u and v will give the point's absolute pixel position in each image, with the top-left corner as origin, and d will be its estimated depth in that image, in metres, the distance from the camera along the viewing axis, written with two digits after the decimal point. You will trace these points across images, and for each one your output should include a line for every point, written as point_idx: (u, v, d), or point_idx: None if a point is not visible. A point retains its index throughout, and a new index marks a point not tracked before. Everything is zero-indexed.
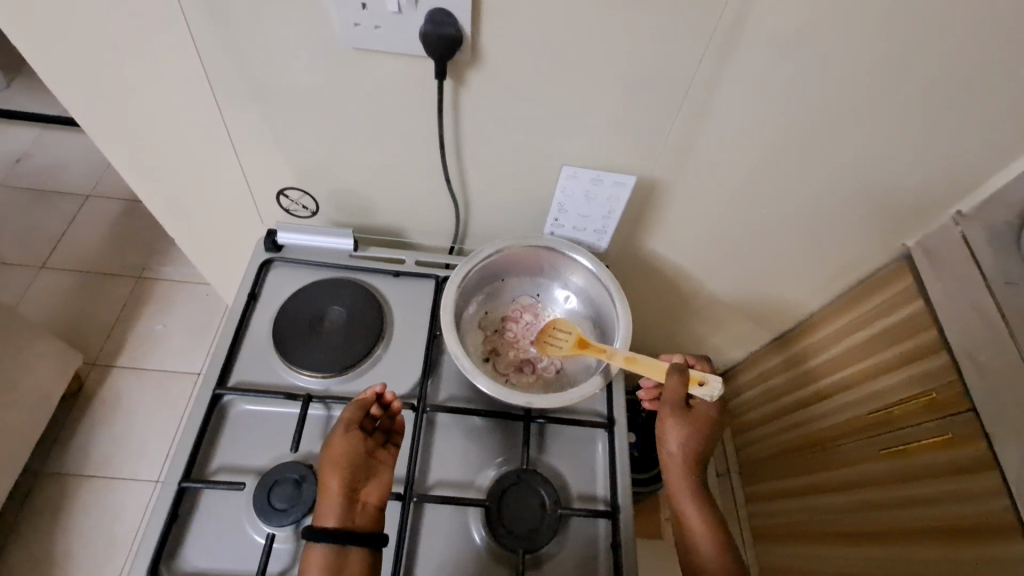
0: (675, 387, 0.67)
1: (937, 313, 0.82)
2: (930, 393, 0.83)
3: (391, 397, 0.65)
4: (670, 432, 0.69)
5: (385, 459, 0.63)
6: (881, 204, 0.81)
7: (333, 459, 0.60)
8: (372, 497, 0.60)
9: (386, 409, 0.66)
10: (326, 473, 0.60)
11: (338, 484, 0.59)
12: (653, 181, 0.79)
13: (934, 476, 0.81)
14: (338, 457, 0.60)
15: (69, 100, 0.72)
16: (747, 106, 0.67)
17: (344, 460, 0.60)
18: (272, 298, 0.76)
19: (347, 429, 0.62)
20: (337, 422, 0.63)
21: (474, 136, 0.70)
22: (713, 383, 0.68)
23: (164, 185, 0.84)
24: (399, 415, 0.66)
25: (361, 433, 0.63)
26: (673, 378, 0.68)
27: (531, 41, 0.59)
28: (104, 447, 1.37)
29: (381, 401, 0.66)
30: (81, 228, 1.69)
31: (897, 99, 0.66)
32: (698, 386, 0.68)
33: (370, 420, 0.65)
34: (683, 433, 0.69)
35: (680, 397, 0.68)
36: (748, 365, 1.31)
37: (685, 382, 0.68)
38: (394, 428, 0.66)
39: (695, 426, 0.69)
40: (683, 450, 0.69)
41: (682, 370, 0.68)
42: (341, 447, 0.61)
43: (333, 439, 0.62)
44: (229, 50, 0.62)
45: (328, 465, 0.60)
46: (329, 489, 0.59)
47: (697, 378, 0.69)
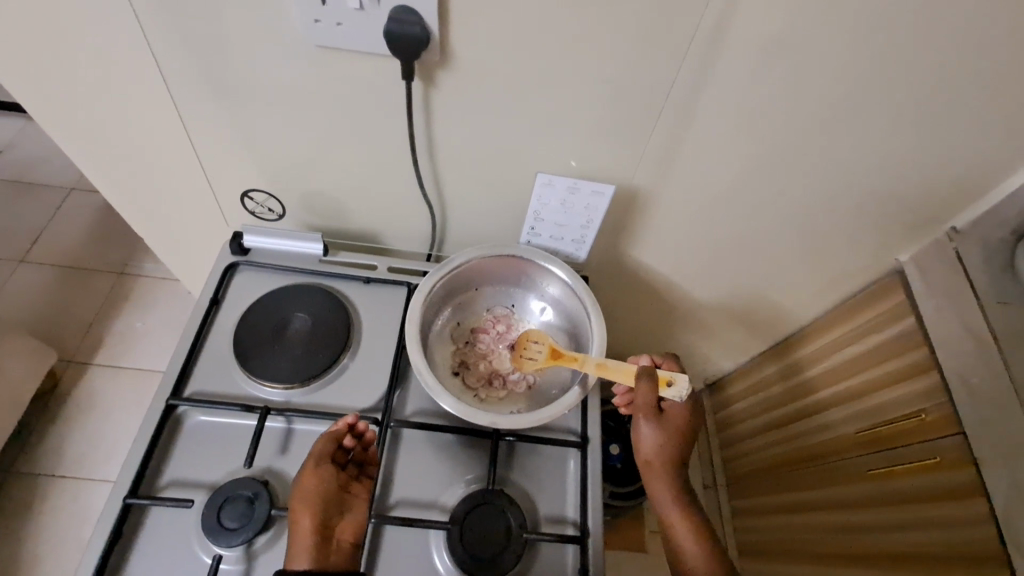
0: (644, 393, 0.65)
1: (929, 332, 0.79)
2: (921, 413, 0.80)
3: (364, 427, 0.63)
4: (645, 440, 0.66)
5: (360, 492, 0.62)
6: (872, 217, 0.78)
7: (304, 495, 0.58)
8: (347, 533, 0.58)
9: (358, 439, 0.63)
10: (297, 511, 0.57)
11: (311, 523, 0.56)
12: (636, 189, 0.76)
13: (921, 499, 0.79)
14: (310, 494, 0.58)
15: (22, 97, 0.69)
16: (731, 113, 0.64)
17: (317, 497, 0.58)
18: (236, 303, 0.73)
19: (318, 463, 0.60)
20: (308, 455, 0.60)
21: (446, 140, 0.67)
22: (682, 381, 0.65)
23: (126, 185, 0.81)
24: (372, 446, 0.64)
25: (333, 467, 0.60)
26: (641, 384, 0.65)
27: (501, 41, 0.56)
28: (77, 447, 1.33)
29: (354, 432, 0.63)
30: (63, 222, 1.66)
31: (886, 111, 0.63)
32: (667, 387, 0.65)
33: (342, 451, 0.63)
34: (662, 447, 0.66)
35: (650, 402, 0.65)
36: (738, 377, 1.28)
37: (653, 386, 0.65)
38: (367, 460, 0.63)
39: (674, 433, 0.67)
40: (661, 450, 0.66)
41: (650, 374, 0.65)
42: (312, 482, 0.58)
43: (304, 474, 0.59)
44: (183, 45, 0.59)
45: (299, 502, 0.57)
46: (301, 529, 0.56)
47: (666, 378, 0.66)
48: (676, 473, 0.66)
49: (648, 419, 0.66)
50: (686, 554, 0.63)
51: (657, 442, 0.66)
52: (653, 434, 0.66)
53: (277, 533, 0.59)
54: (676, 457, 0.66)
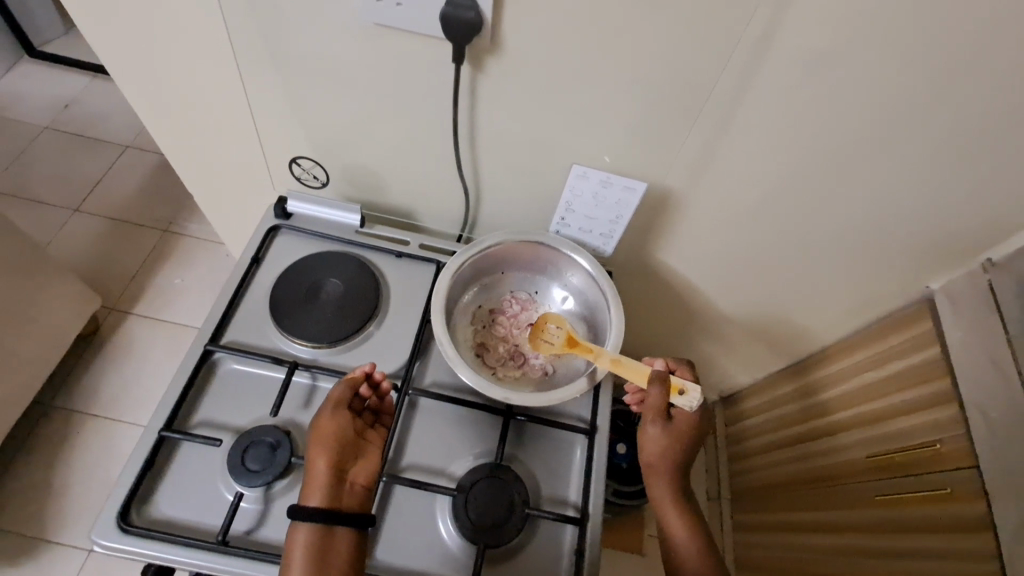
0: (655, 396, 0.66)
1: (953, 362, 0.78)
2: (934, 444, 0.79)
3: (380, 376, 0.66)
4: (651, 442, 0.67)
5: (373, 440, 0.65)
6: (905, 240, 0.78)
7: (321, 437, 0.61)
8: (360, 477, 0.61)
9: (374, 389, 0.67)
10: (313, 452, 0.60)
11: (327, 464, 0.59)
12: (669, 191, 0.77)
13: (927, 529, 0.78)
14: (327, 437, 0.60)
15: (102, 52, 0.74)
16: (769, 123, 0.65)
17: (333, 439, 0.61)
18: (274, 263, 0.77)
19: (335, 409, 0.63)
20: (326, 402, 0.63)
21: (489, 125, 0.70)
22: (693, 391, 0.67)
23: (185, 143, 0.86)
24: (387, 397, 0.68)
25: (349, 413, 0.63)
26: (654, 387, 0.66)
27: (552, 33, 0.58)
28: (111, 391, 1.41)
29: (370, 381, 0.67)
30: (117, 177, 1.75)
31: (928, 135, 0.63)
32: (677, 395, 0.66)
33: (358, 400, 0.66)
34: (668, 452, 0.67)
35: (660, 407, 0.66)
36: (753, 393, 1.28)
37: (665, 393, 0.66)
38: (382, 410, 0.68)
39: (680, 441, 0.67)
40: (667, 456, 0.67)
41: (663, 379, 0.66)
42: (330, 426, 0.61)
43: (322, 418, 0.62)
44: (252, 13, 0.63)
45: (317, 443, 0.60)
46: (316, 469, 0.58)
47: (677, 386, 0.67)
48: (680, 480, 0.67)
49: (655, 423, 0.67)
50: (686, 560, 0.64)
51: (663, 447, 0.67)
52: (660, 439, 0.67)
53: (294, 480, 0.63)
54: (679, 462, 0.67)
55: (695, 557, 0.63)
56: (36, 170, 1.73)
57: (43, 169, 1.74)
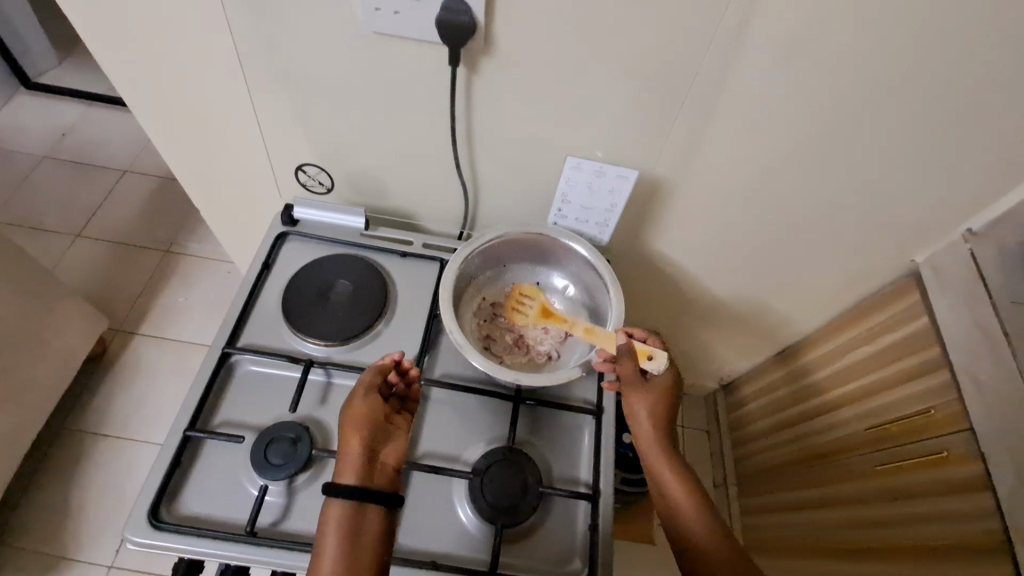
0: (625, 366, 0.68)
1: (942, 330, 0.82)
2: (929, 410, 0.83)
3: (409, 364, 0.69)
4: (637, 408, 0.68)
5: (403, 422, 0.67)
6: (887, 215, 0.81)
7: (352, 420, 0.63)
8: (390, 458, 0.63)
9: (403, 375, 0.69)
10: (346, 433, 0.62)
11: (359, 444, 0.61)
12: (659, 179, 0.81)
13: (928, 493, 0.81)
14: (358, 420, 0.63)
15: (113, 73, 0.77)
16: (751, 107, 0.69)
17: (364, 422, 0.63)
18: (284, 268, 0.80)
19: (366, 392, 0.65)
20: (356, 386, 0.65)
21: (486, 122, 0.73)
22: (660, 355, 0.68)
23: (191, 157, 0.89)
24: (414, 383, 0.69)
25: (380, 397, 0.66)
26: (622, 358, 0.69)
27: (543, 32, 0.62)
28: (122, 410, 1.43)
29: (399, 368, 0.69)
30: (117, 201, 1.78)
31: (900, 112, 0.67)
32: (646, 360, 0.68)
33: (387, 385, 0.68)
34: (653, 414, 0.68)
35: (633, 375, 0.69)
36: (753, 377, 1.31)
37: (634, 361, 0.68)
38: (409, 396, 0.69)
39: (662, 401, 0.69)
40: (652, 418, 0.68)
41: (629, 349, 0.69)
42: (361, 409, 0.63)
43: (353, 401, 0.64)
44: (257, 27, 0.66)
45: (348, 426, 0.62)
46: (348, 450, 0.61)
47: (645, 353, 0.69)
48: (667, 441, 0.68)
49: (634, 393, 0.69)
50: (684, 517, 0.63)
51: (648, 410, 0.68)
52: (642, 403, 0.68)
53: (316, 472, 0.65)
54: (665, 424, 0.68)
55: (692, 510, 0.63)
56: (37, 197, 1.76)
57: (44, 196, 1.76)
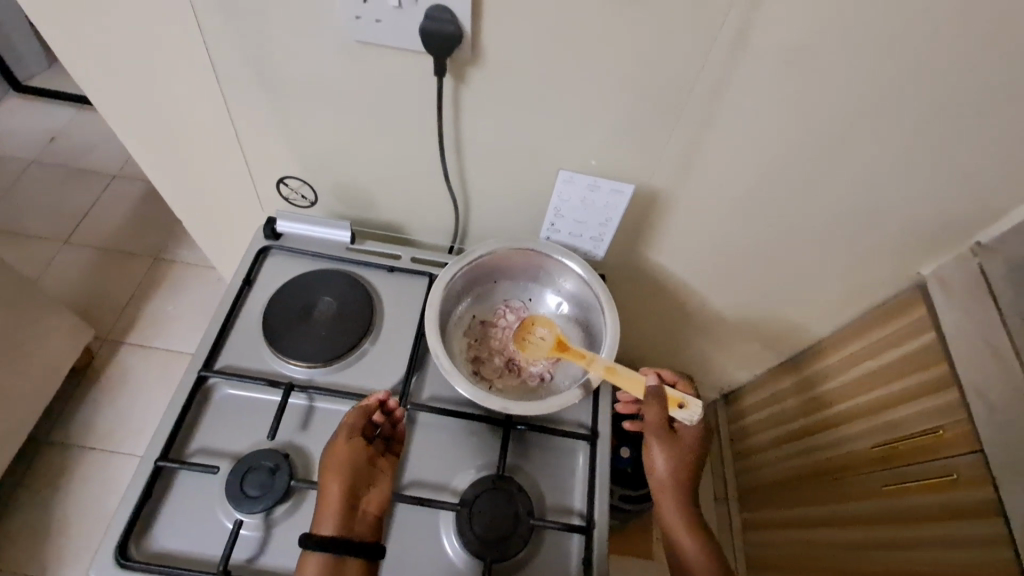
0: (653, 412, 0.66)
1: (949, 347, 0.79)
2: (937, 430, 0.80)
3: (395, 405, 0.67)
4: (658, 460, 0.67)
5: (388, 465, 0.65)
6: (892, 228, 0.78)
7: (334, 464, 0.61)
8: (372, 505, 0.61)
9: (388, 416, 0.67)
10: (327, 479, 0.60)
11: (339, 492, 0.59)
12: (656, 192, 0.77)
13: (936, 517, 0.78)
14: (340, 465, 0.61)
15: (87, 81, 0.74)
16: (752, 119, 0.66)
17: (347, 466, 0.61)
18: (266, 284, 0.77)
19: (349, 435, 0.63)
20: (340, 428, 0.63)
21: (474, 134, 0.70)
22: (694, 405, 0.66)
23: (171, 168, 0.86)
24: (400, 424, 0.67)
25: (363, 440, 0.63)
26: (650, 403, 0.66)
27: (533, 41, 0.59)
28: (108, 422, 1.40)
29: (383, 408, 0.67)
30: (106, 207, 1.74)
31: (907, 124, 0.64)
32: (678, 409, 0.66)
33: (372, 425, 0.66)
34: (674, 468, 0.67)
35: (661, 423, 0.66)
36: (753, 388, 1.27)
37: (663, 408, 0.66)
38: (394, 437, 0.67)
39: (686, 455, 0.67)
40: (672, 470, 0.67)
41: (659, 395, 0.66)
42: (343, 454, 0.61)
43: (336, 444, 0.62)
44: (233, 35, 0.63)
45: (330, 470, 0.60)
46: (329, 497, 0.59)
47: (677, 400, 0.66)
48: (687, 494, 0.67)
49: (661, 441, 0.66)
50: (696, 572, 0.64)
51: (669, 463, 0.67)
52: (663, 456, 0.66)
53: (295, 503, 0.62)
54: (686, 477, 0.67)
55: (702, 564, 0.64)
56: (24, 202, 1.73)
57: (31, 201, 1.73)
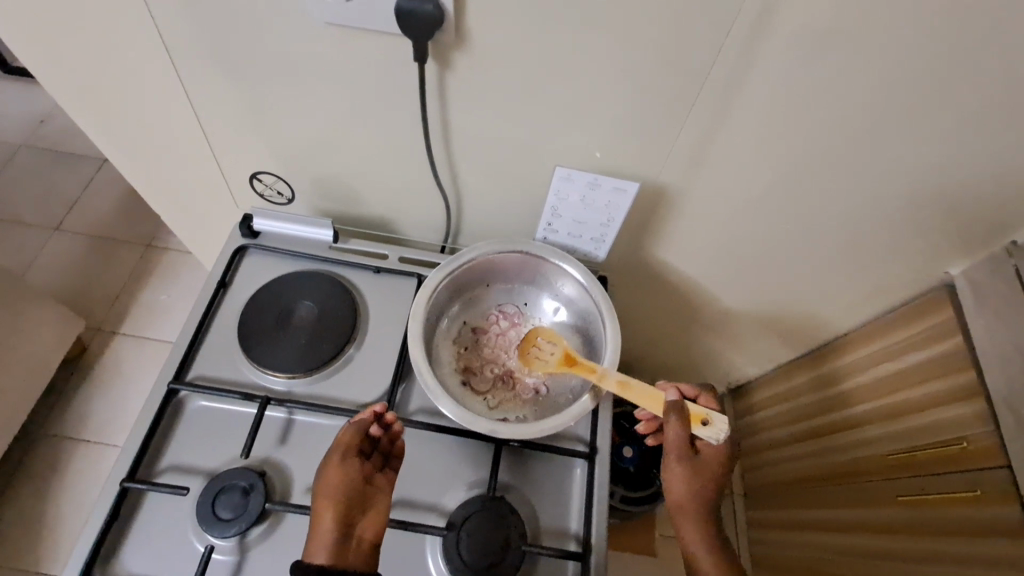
0: (674, 430, 0.60)
1: (978, 355, 0.73)
2: (960, 441, 0.74)
3: (392, 417, 0.60)
4: (676, 480, 0.61)
5: (385, 484, 0.59)
6: (921, 227, 0.72)
7: (327, 487, 0.56)
8: (368, 531, 0.55)
9: (386, 430, 0.61)
10: (320, 503, 0.55)
11: (332, 517, 0.54)
12: (663, 187, 0.71)
13: (957, 534, 0.73)
14: (333, 487, 0.55)
15: (39, 70, 0.68)
16: (770, 108, 0.59)
17: (339, 489, 0.55)
18: (243, 288, 0.72)
19: (342, 453, 0.57)
20: (333, 446, 0.58)
21: (462, 125, 0.64)
22: (719, 423, 0.61)
23: (143, 161, 0.80)
24: (400, 438, 0.61)
25: (358, 458, 0.58)
26: (671, 419, 0.61)
27: (524, 22, 0.52)
28: (101, 414, 1.38)
29: (381, 422, 0.61)
30: (96, 192, 1.69)
31: (946, 114, 0.57)
32: (701, 426, 0.61)
33: (368, 441, 0.60)
34: (694, 490, 0.60)
35: (683, 442, 0.61)
36: (763, 385, 1.22)
37: (683, 423, 0.61)
38: (393, 451, 0.61)
39: (710, 476, 0.61)
40: (693, 491, 0.60)
41: (680, 410, 0.61)
42: (336, 475, 0.56)
43: (328, 464, 0.57)
44: (192, 17, 0.57)
45: (323, 493, 0.55)
46: (321, 523, 0.54)
47: (700, 416, 0.61)
48: (710, 519, 0.60)
49: (681, 460, 0.60)
50: None
51: (691, 484, 0.60)
52: (683, 476, 0.61)
53: (272, 526, 0.58)
54: (710, 500, 0.61)
55: None
56: (13, 188, 1.68)
57: (20, 187, 1.68)
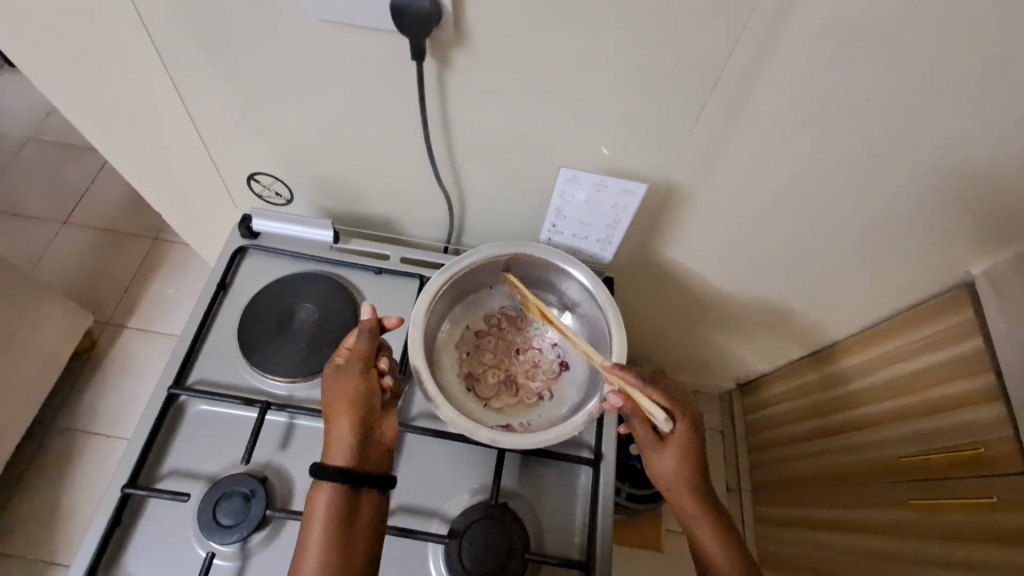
0: (638, 429, 0.60)
1: (999, 358, 0.70)
2: (978, 447, 0.72)
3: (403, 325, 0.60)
4: (658, 469, 0.59)
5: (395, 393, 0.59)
6: (943, 226, 0.69)
7: (343, 391, 0.55)
8: (385, 437, 0.56)
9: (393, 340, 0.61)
10: (337, 406, 0.54)
11: (354, 421, 0.53)
12: (673, 185, 0.69)
13: (973, 541, 0.71)
14: (350, 391, 0.55)
15: (32, 71, 0.66)
16: (784, 105, 0.56)
17: (355, 398, 0.54)
18: (243, 290, 0.71)
19: (355, 360, 0.56)
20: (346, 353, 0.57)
21: (463, 124, 0.62)
22: (658, 414, 0.57)
23: (141, 161, 0.79)
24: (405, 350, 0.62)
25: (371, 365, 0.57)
26: (632, 421, 0.61)
27: (526, 18, 0.50)
28: (111, 406, 1.39)
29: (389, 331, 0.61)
30: (103, 186, 1.69)
31: (972, 110, 0.54)
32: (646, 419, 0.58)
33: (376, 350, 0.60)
34: (678, 473, 0.57)
35: (648, 440, 0.59)
36: (773, 381, 1.20)
37: (641, 421, 0.60)
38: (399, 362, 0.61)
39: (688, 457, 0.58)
40: (678, 473, 0.57)
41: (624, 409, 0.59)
42: (353, 380, 0.55)
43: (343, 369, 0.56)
44: (182, 15, 0.55)
45: (340, 397, 0.54)
46: (342, 425, 0.53)
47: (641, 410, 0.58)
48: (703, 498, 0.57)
49: (653, 452, 0.59)
50: None
51: (671, 468, 0.58)
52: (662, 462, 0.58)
53: (273, 532, 0.58)
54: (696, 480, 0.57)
55: None
56: (21, 183, 1.68)
57: (28, 181, 1.69)
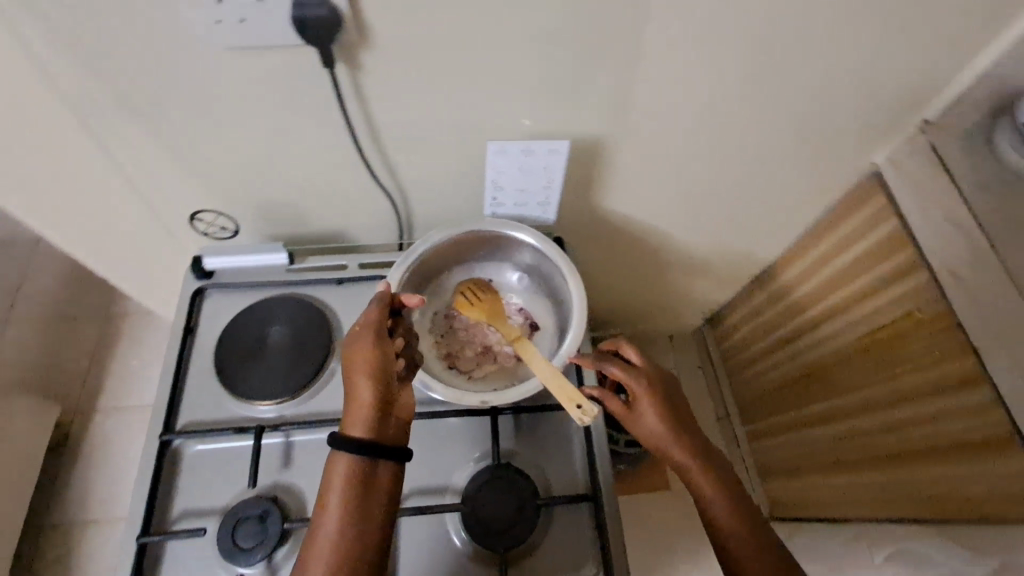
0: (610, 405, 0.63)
1: (914, 231, 0.76)
2: (912, 311, 0.78)
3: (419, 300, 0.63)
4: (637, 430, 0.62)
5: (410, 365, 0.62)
6: (838, 123, 0.76)
7: (363, 361, 0.57)
8: (402, 409, 0.59)
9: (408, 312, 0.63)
10: (357, 375, 0.57)
11: (372, 393, 0.56)
12: (594, 138, 0.73)
13: (928, 395, 0.78)
14: (370, 362, 0.57)
15: None
16: (671, 41, 0.61)
17: (375, 366, 0.57)
18: (211, 328, 0.72)
19: (374, 331, 0.59)
20: (364, 324, 0.59)
21: (387, 121, 0.65)
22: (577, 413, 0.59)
23: (76, 228, 0.79)
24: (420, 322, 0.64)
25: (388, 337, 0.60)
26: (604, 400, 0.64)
27: (419, 7, 0.53)
28: (99, 491, 1.35)
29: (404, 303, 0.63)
30: (39, 273, 1.63)
31: (831, 11, 0.60)
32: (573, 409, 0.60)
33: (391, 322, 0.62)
34: (654, 428, 0.61)
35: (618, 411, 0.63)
36: (734, 307, 1.27)
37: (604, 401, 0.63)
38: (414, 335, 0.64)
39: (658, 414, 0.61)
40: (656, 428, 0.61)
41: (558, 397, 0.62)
42: (372, 350, 0.57)
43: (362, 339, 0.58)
44: (86, 70, 0.56)
45: (361, 366, 0.57)
46: (361, 396, 0.56)
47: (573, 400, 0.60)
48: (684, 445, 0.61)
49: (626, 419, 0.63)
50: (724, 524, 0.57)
51: (647, 428, 0.61)
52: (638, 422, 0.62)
53: (295, 544, 0.59)
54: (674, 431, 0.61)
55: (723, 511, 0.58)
56: None
57: None
